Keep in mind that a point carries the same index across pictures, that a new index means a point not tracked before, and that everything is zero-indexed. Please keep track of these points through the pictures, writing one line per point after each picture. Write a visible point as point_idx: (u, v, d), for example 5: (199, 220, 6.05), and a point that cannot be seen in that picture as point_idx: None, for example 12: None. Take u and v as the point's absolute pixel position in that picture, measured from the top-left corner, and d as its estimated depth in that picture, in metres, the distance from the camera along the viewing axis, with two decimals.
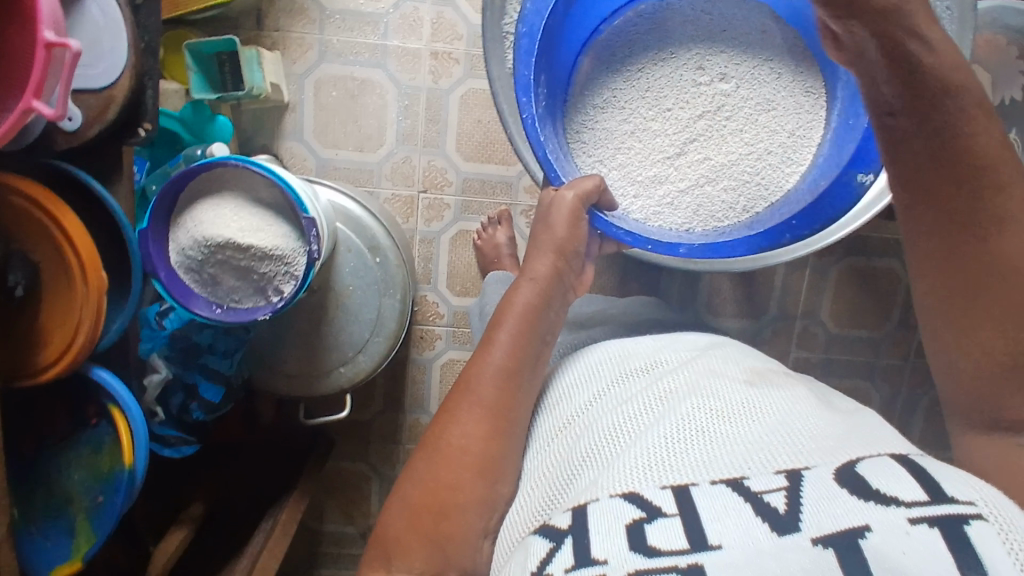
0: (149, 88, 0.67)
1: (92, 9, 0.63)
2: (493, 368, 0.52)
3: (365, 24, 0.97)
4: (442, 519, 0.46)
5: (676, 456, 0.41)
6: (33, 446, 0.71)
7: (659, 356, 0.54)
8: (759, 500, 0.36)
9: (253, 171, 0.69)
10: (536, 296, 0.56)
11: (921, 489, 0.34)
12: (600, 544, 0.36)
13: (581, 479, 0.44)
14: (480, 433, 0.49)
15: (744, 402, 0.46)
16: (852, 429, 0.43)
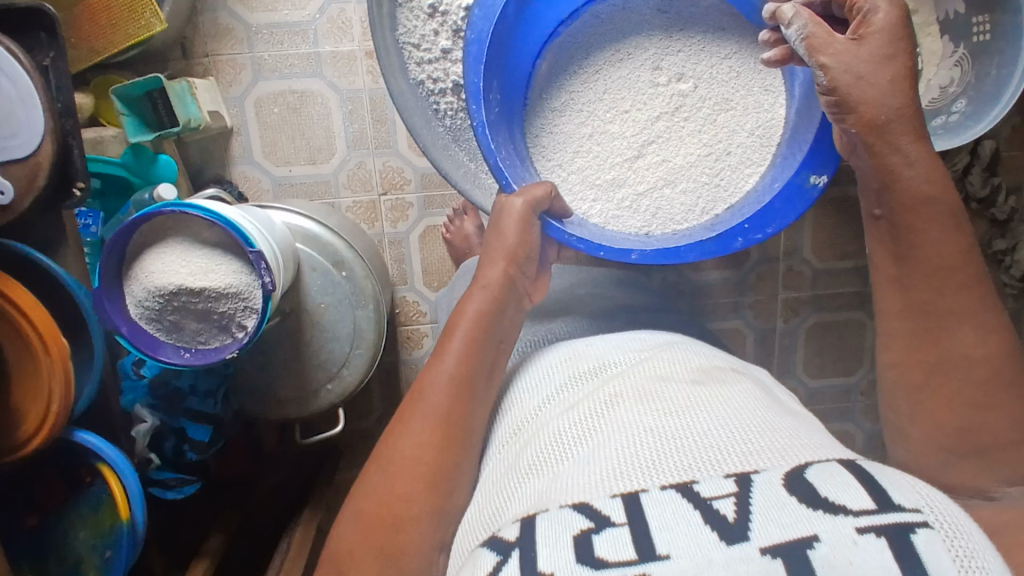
0: (75, 146, 0.66)
1: (0, 80, 0.62)
2: (445, 377, 0.51)
3: (294, 34, 0.94)
4: (394, 533, 0.45)
5: (624, 462, 0.38)
6: (35, 515, 0.73)
7: (608, 360, 0.52)
8: (708, 506, 0.33)
9: (191, 214, 0.68)
10: (488, 304, 0.55)
11: (868, 497, 0.33)
12: (545, 556, 0.32)
13: (527, 491, 0.40)
14: (432, 443, 0.48)
15: (693, 406, 0.43)
16: (801, 434, 0.41)
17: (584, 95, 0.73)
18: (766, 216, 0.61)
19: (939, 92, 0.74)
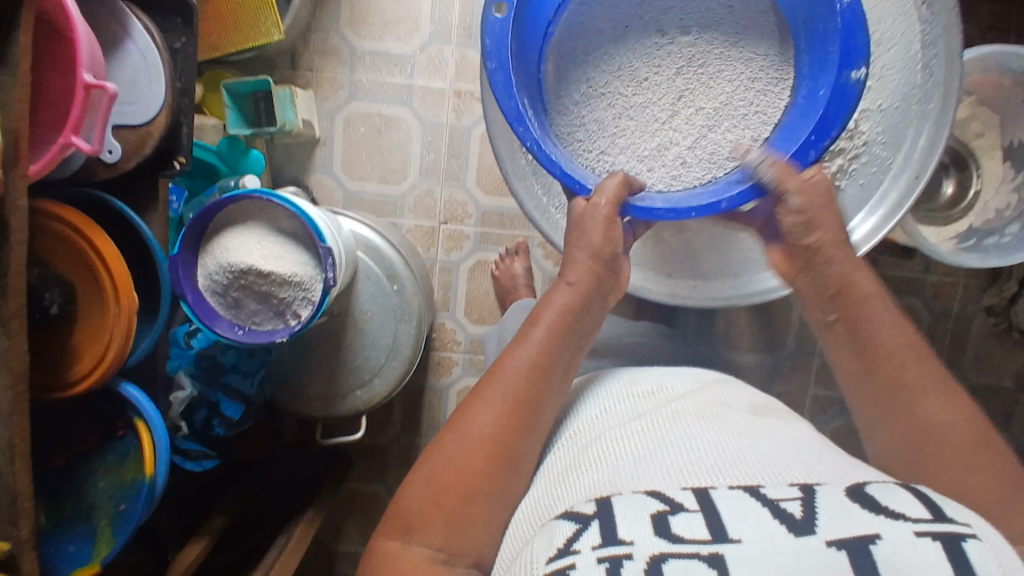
0: (184, 125, 0.73)
1: (133, 54, 0.69)
2: (527, 362, 0.53)
3: (392, 64, 1.02)
4: (464, 506, 0.48)
5: (691, 467, 0.42)
6: (64, 457, 0.77)
7: (666, 382, 0.56)
8: (776, 505, 0.37)
9: (277, 204, 0.73)
10: (577, 298, 0.58)
11: (926, 510, 0.37)
12: (625, 528, 0.37)
13: (592, 479, 0.45)
14: (508, 424, 0.51)
15: (751, 427, 0.48)
16: (839, 465, 0.43)
17: (589, 56, 0.69)
18: (826, 125, 0.56)
19: (995, 215, 0.76)
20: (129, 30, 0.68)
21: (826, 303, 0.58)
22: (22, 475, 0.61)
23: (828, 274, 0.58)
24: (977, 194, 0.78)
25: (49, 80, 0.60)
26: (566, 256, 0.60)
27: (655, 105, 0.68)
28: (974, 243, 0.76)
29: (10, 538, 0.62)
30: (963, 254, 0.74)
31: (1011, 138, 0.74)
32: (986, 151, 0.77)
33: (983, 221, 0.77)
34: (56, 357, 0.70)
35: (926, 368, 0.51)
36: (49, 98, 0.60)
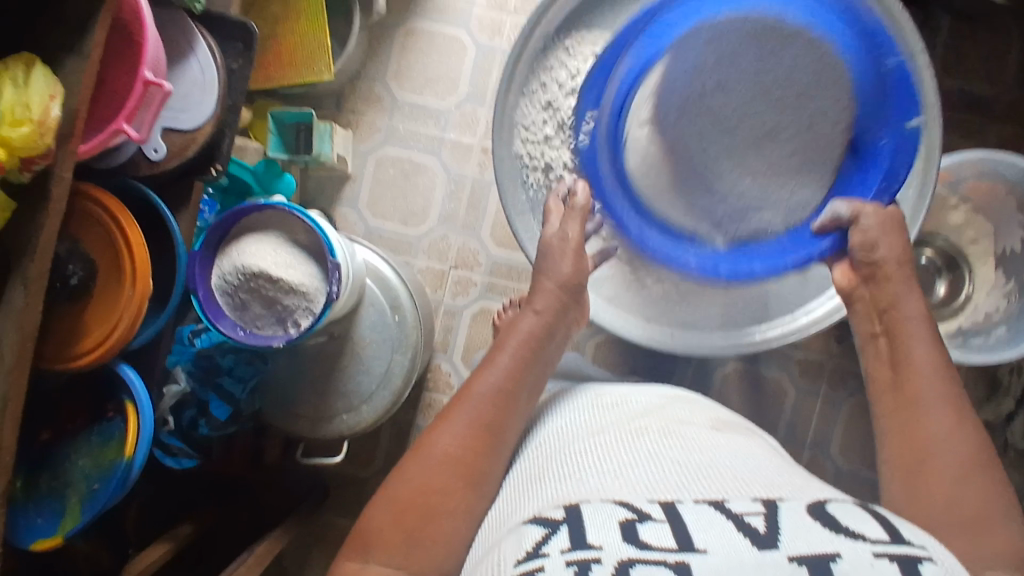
0: (227, 137, 0.80)
1: (193, 68, 0.77)
2: (493, 384, 0.55)
3: (429, 117, 1.10)
4: (425, 523, 0.48)
5: (659, 481, 0.43)
6: (50, 434, 0.80)
7: (632, 401, 0.57)
8: (740, 519, 0.36)
9: (296, 216, 0.78)
10: (540, 325, 0.61)
11: (884, 533, 0.36)
12: (594, 533, 0.36)
13: (559, 487, 0.45)
14: (472, 445, 0.52)
15: (714, 447, 0.48)
16: (798, 483, 0.44)
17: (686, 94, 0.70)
18: (893, 174, 0.65)
19: (984, 316, 0.84)
20: (193, 46, 0.77)
21: (874, 316, 0.62)
22: (7, 431, 0.63)
23: (878, 294, 0.62)
24: (968, 298, 0.86)
25: (115, 77, 0.68)
26: (533, 284, 0.64)
27: (726, 152, 0.71)
28: (962, 341, 0.83)
29: None
30: (953, 348, 0.81)
31: (1004, 248, 0.84)
32: (979, 258, 0.87)
33: (972, 322, 0.85)
34: (64, 331, 0.74)
35: (947, 408, 0.53)
36: (109, 87, 0.67)
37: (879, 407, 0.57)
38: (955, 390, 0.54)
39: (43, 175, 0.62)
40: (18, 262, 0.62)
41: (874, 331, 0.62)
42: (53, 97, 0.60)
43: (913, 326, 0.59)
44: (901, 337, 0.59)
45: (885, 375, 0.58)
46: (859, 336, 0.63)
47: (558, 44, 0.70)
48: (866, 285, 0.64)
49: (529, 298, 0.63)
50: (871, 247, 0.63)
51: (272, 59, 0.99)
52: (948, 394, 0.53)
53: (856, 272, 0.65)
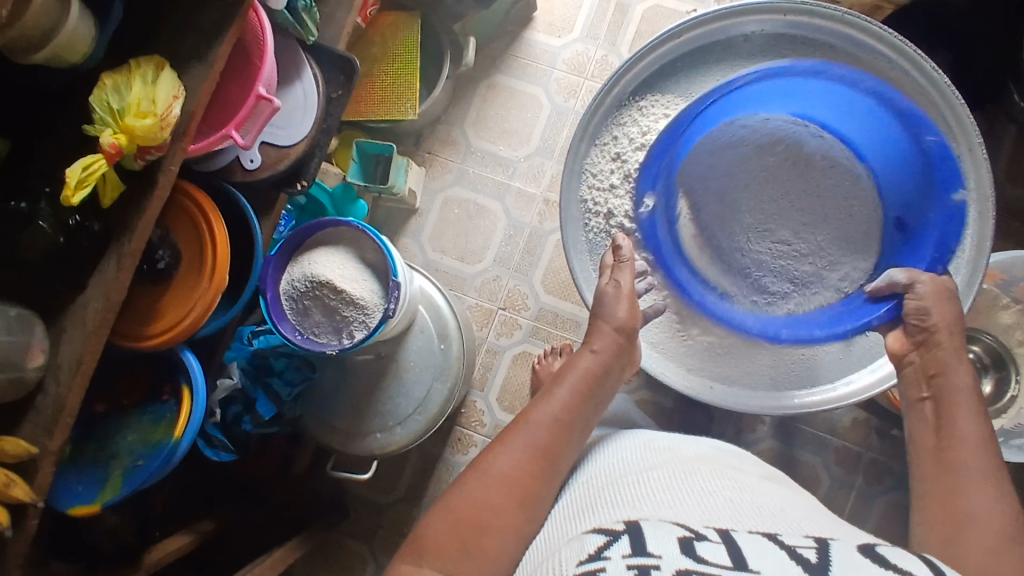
0: (317, 155, 0.87)
1: (298, 91, 0.85)
2: (550, 416, 0.57)
3: (498, 165, 1.16)
4: (478, 537, 0.49)
5: (713, 511, 0.44)
6: (107, 405, 0.85)
7: (680, 443, 0.59)
8: (792, 549, 0.37)
9: (367, 235, 0.84)
10: (598, 364, 0.63)
11: (934, 572, 0.37)
12: (652, 543, 0.37)
13: (616, 509, 0.46)
14: (529, 470, 0.54)
15: (763, 492, 0.50)
16: (844, 529, 0.45)
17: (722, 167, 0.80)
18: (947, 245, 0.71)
19: None
20: (301, 73, 0.85)
21: (923, 381, 0.63)
22: (74, 392, 0.68)
23: (927, 361, 0.63)
24: (1014, 399, 0.85)
25: (231, 89, 0.75)
26: (591, 325, 0.67)
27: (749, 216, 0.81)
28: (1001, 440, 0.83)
29: (39, 446, 0.67)
30: None
31: None
32: None
33: (1015, 424, 0.84)
34: (142, 312, 0.80)
35: (987, 482, 0.53)
36: (226, 98, 0.75)
37: (918, 473, 0.58)
38: (995, 466, 0.54)
39: (153, 165, 0.69)
40: (116, 239, 0.69)
41: (920, 395, 0.62)
42: (176, 97, 0.67)
43: (960, 395, 0.59)
44: (946, 405, 0.59)
45: (928, 442, 0.59)
46: (906, 401, 0.64)
47: (633, 102, 0.76)
48: (918, 351, 0.64)
49: (587, 336, 0.66)
50: (924, 313, 0.64)
51: (365, 95, 1.08)
52: (989, 470, 0.54)
53: (910, 339, 0.65)
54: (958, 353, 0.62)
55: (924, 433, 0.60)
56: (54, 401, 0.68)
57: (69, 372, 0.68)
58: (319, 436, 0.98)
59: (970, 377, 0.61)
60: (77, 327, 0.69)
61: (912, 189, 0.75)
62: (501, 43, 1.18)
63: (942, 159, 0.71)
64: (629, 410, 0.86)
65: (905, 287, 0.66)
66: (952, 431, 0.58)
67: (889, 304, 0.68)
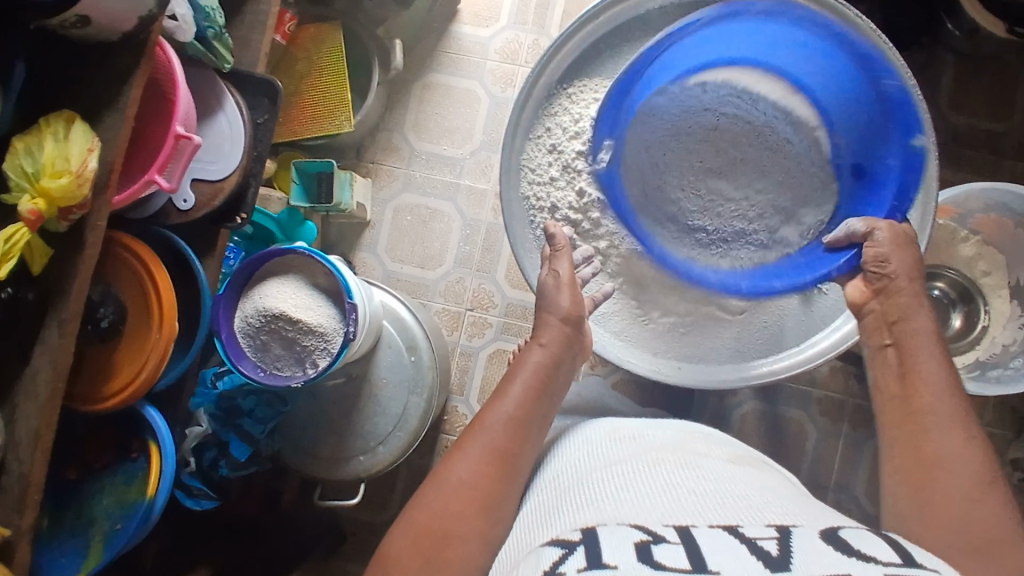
0: (251, 186, 0.84)
1: (222, 122, 0.82)
2: (505, 415, 0.56)
3: (445, 165, 1.14)
4: (442, 549, 0.49)
5: (674, 507, 0.43)
6: (76, 471, 0.81)
7: (645, 432, 0.58)
8: (754, 543, 0.37)
9: (316, 260, 0.82)
10: (548, 356, 0.62)
11: (895, 556, 0.37)
12: (609, 552, 0.37)
13: (578, 513, 0.45)
14: (488, 473, 0.53)
15: (726, 477, 0.49)
16: (806, 509, 0.45)
17: (660, 136, 0.76)
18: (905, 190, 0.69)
19: (1001, 349, 0.85)
20: (223, 103, 0.82)
21: (884, 328, 0.62)
22: (38, 466, 0.66)
23: (887, 307, 0.63)
24: (985, 330, 0.87)
25: (151, 130, 0.72)
26: (538, 320, 0.66)
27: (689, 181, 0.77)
28: (980, 373, 0.84)
29: (11, 525, 0.66)
30: (969, 381, 0.82)
31: (1017, 278, 0.85)
32: (994, 290, 0.87)
33: (989, 354, 0.85)
34: (96, 371, 0.77)
35: (955, 425, 0.53)
36: (145, 138, 0.72)
37: (883, 422, 0.58)
38: (961, 409, 0.54)
39: (80, 224, 0.65)
40: (54, 304, 0.65)
41: (882, 343, 0.62)
42: (91, 150, 0.63)
43: (922, 341, 0.59)
44: (908, 350, 0.59)
45: (894, 389, 0.58)
46: (868, 348, 0.63)
47: (561, 90, 0.72)
48: (878, 298, 0.64)
49: (535, 330, 0.64)
50: (883, 260, 0.64)
51: (296, 113, 1.04)
52: (955, 412, 0.54)
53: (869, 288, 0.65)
54: (918, 298, 0.62)
55: (887, 381, 0.60)
56: (18, 477, 0.66)
57: (28, 448, 0.66)
58: (301, 468, 0.96)
59: (931, 323, 0.61)
60: (27, 400, 0.65)
61: (875, 138, 0.71)
62: (429, 41, 1.15)
63: (900, 104, 0.67)
64: (602, 395, 0.85)
65: (865, 234, 0.66)
66: (915, 375, 0.58)
67: (851, 253, 0.68)
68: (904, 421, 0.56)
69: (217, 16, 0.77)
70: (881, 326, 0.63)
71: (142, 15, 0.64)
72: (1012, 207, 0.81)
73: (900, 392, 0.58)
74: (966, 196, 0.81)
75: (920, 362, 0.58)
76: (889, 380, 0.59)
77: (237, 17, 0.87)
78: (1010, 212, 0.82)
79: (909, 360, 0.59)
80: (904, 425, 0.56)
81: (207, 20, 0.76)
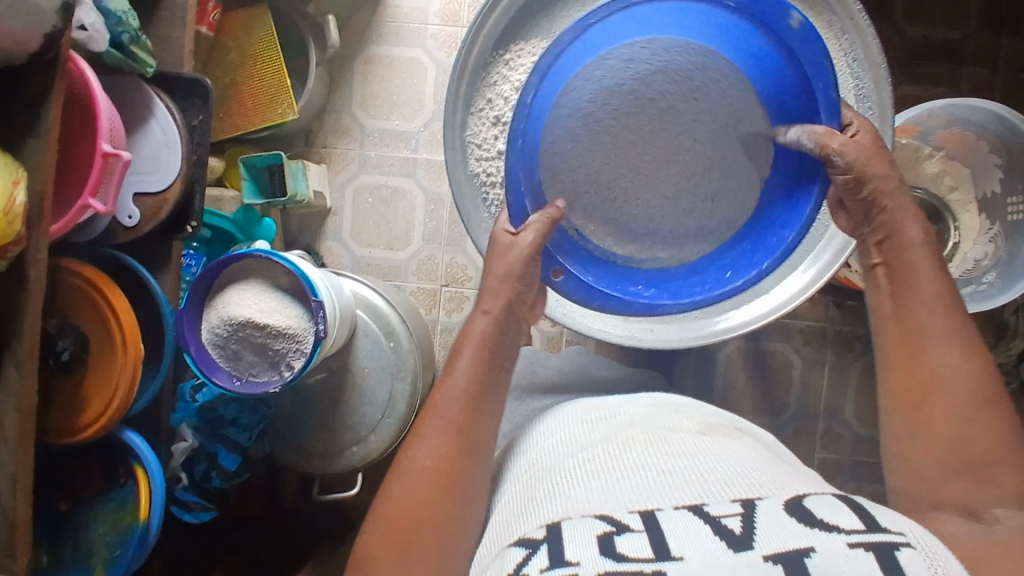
0: (197, 193, 0.80)
1: (154, 129, 0.78)
2: (457, 391, 0.56)
3: (400, 141, 1.10)
4: (412, 537, 0.50)
5: (639, 490, 0.44)
6: (67, 503, 0.80)
7: (616, 408, 0.59)
8: (717, 522, 0.38)
9: (275, 262, 0.79)
10: (494, 324, 0.60)
11: (859, 520, 0.38)
12: (571, 549, 0.38)
13: (544, 507, 0.46)
14: (446, 454, 0.53)
15: (693, 446, 0.50)
16: (776, 474, 0.45)
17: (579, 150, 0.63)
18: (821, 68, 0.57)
19: (973, 265, 0.85)
20: (153, 110, 0.78)
21: (872, 248, 0.59)
22: (22, 510, 0.65)
23: (875, 228, 0.59)
24: (956, 247, 0.86)
25: (78, 151, 0.69)
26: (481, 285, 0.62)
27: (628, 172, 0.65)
28: None
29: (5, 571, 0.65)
30: None
31: (985, 192, 0.85)
32: (962, 205, 0.85)
33: (962, 272, 0.85)
34: (67, 405, 0.75)
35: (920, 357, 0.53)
36: (74, 159, 0.68)
37: (881, 341, 0.57)
38: (957, 323, 0.53)
39: (18, 261, 0.62)
40: (9, 346, 0.63)
41: (874, 262, 0.59)
42: (17, 182, 0.59)
43: (914, 254, 0.57)
44: (899, 270, 0.57)
45: (886, 308, 0.57)
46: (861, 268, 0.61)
47: (498, 58, 0.65)
48: (868, 222, 0.60)
49: (478, 298, 0.62)
50: (860, 182, 0.58)
51: (237, 106, 1.00)
52: (951, 327, 0.53)
53: (855, 212, 0.61)
54: (908, 210, 0.58)
55: (877, 301, 0.58)
56: (5, 524, 0.65)
57: (9, 494, 0.64)
58: (297, 464, 0.95)
59: (923, 233, 0.58)
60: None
61: (799, 103, 0.60)
62: (365, 11, 1.10)
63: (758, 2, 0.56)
64: (581, 364, 0.86)
65: (822, 151, 0.58)
66: (909, 294, 0.56)
67: (817, 188, 0.62)
68: (900, 342, 0.55)
69: (130, 18, 0.73)
70: (869, 243, 0.60)
71: (46, 32, 0.60)
72: (974, 120, 0.81)
73: (891, 312, 0.56)
74: (928, 113, 0.81)
75: (914, 278, 0.56)
76: (880, 300, 0.58)
77: (155, 16, 0.83)
78: (970, 125, 0.82)
79: (901, 279, 0.56)
80: (897, 347, 0.55)
81: (120, 24, 0.72)
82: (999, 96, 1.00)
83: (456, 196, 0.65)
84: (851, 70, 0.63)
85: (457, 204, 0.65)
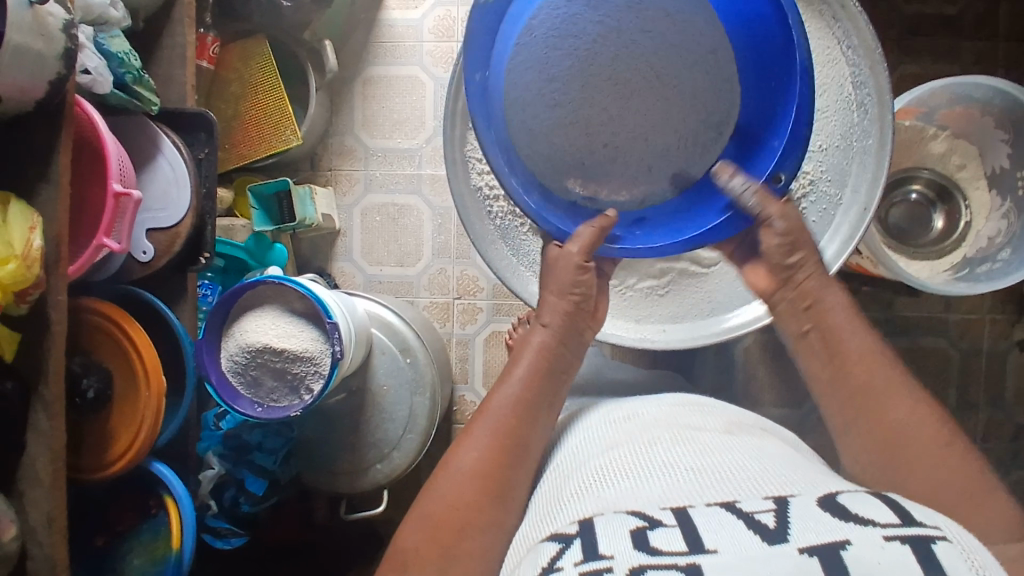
0: (209, 224, 0.82)
1: (164, 166, 0.80)
2: (511, 398, 0.57)
3: (403, 158, 1.11)
4: (459, 539, 0.49)
5: (672, 488, 0.44)
6: (102, 537, 0.82)
7: (643, 409, 0.59)
8: (750, 517, 0.38)
9: (287, 287, 0.80)
10: (552, 337, 0.61)
11: (894, 515, 0.38)
12: (605, 542, 0.38)
13: (578, 505, 0.45)
14: (499, 457, 0.53)
15: (724, 445, 0.50)
16: (806, 475, 0.45)
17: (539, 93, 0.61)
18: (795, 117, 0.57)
19: (987, 242, 0.85)
20: (160, 146, 0.79)
21: None
22: (58, 547, 0.66)
23: None
24: (968, 225, 0.87)
25: (91, 194, 0.71)
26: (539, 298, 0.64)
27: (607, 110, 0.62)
28: (968, 272, 0.84)
29: None
30: (958, 283, 0.83)
31: (993, 167, 0.85)
32: (971, 183, 0.87)
33: (976, 250, 0.85)
34: (97, 442, 0.76)
35: None
36: (89, 204, 0.70)
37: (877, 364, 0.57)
38: None
39: (39, 303, 0.63)
40: (35, 387, 0.64)
41: None
42: (33, 229, 0.61)
43: None
44: None
45: (880, 330, 0.58)
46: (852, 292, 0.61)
47: None
48: None
49: (538, 307, 0.64)
50: None
51: (241, 136, 1.01)
52: None
53: None
54: None
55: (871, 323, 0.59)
56: (42, 564, 0.66)
57: (45, 532, 0.66)
58: (324, 486, 0.96)
59: None
60: (32, 487, 0.65)
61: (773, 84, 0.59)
62: (360, 32, 1.11)
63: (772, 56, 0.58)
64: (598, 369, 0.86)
65: None
66: None
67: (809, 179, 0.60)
68: (891, 359, 0.56)
69: (132, 59, 0.74)
70: None
71: (51, 79, 0.61)
72: (976, 97, 0.80)
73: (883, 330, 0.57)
74: (930, 93, 0.80)
75: None
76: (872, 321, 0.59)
77: (155, 55, 0.85)
78: (974, 101, 0.81)
79: None
80: (894, 364, 0.56)
81: (122, 66, 0.73)
82: (1002, 69, 0.99)
83: (459, 209, 0.66)
84: (856, 96, 0.63)
85: (462, 220, 0.66)
